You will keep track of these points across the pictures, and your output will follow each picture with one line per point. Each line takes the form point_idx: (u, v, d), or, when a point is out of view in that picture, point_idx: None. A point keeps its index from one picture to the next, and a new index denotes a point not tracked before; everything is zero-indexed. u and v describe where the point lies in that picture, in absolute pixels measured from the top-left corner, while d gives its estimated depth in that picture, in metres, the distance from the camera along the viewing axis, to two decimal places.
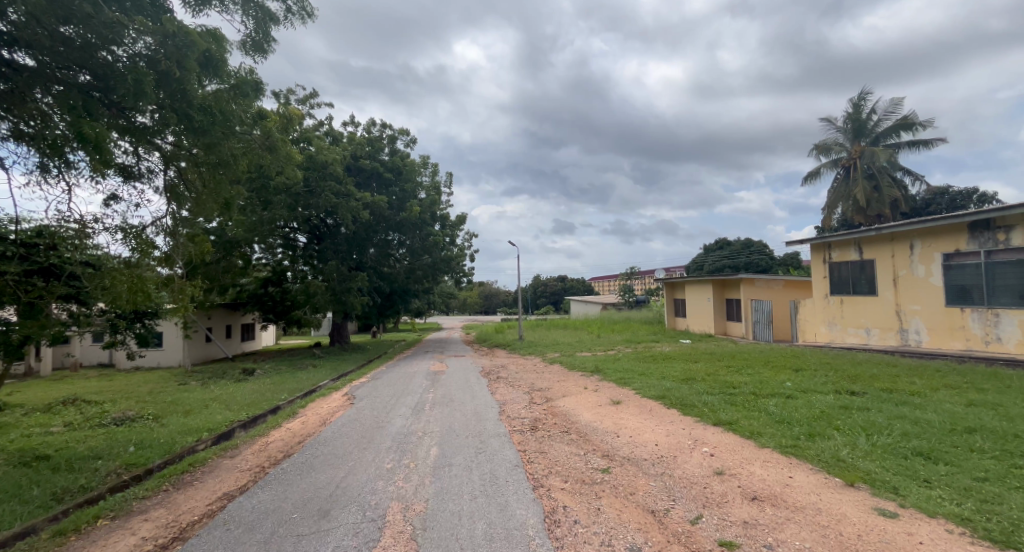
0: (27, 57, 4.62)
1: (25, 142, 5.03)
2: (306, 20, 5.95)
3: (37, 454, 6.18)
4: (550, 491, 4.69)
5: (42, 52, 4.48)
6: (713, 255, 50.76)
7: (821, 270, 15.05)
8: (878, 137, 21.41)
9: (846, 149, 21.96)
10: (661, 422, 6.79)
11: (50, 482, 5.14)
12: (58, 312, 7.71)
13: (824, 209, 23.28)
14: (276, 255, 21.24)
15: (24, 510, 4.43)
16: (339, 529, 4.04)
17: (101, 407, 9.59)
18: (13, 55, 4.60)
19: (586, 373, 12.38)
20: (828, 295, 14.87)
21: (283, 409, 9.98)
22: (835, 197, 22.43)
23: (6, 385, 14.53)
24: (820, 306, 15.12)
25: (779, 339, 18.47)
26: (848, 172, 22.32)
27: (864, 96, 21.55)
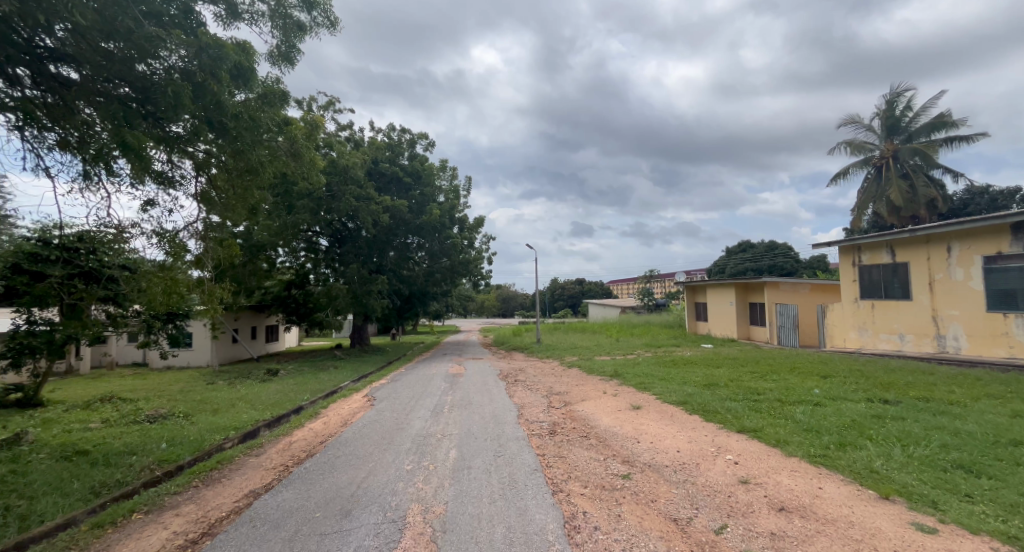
0: (73, 70, 4.85)
1: (70, 151, 5.29)
2: (331, 30, 6.08)
3: (77, 449, 6.46)
4: (570, 496, 4.69)
5: (88, 67, 4.74)
6: (736, 257, 50.00)
7: (850, 272, 14.66)
8: (913, 135, 20.69)
9: (878, 148, 21.27)
10: (683, 428, 6.70)
11: (89, 476, 5.36)
12: (98, 312, 8.07)
13: (852, 210, 22.59)
14: (299, 258, 21.57)
15: (67, 501, 4.63)
16: (360, 529, 4.09)
17: (136, 405, 9.94)
18: (60, 69, 4.91)
19: (605, 377, 12.30)
20: (858, 300, 14.46)
21: (305, 409, 10.18)
22: (865, 197, 21.76)
23: (50, 383, 15.20)
24: (849, 311, 14.71)
25: (806, 345, 18.01)
26: (879, 171, 21.62)
27: (898, 93, 20.85)
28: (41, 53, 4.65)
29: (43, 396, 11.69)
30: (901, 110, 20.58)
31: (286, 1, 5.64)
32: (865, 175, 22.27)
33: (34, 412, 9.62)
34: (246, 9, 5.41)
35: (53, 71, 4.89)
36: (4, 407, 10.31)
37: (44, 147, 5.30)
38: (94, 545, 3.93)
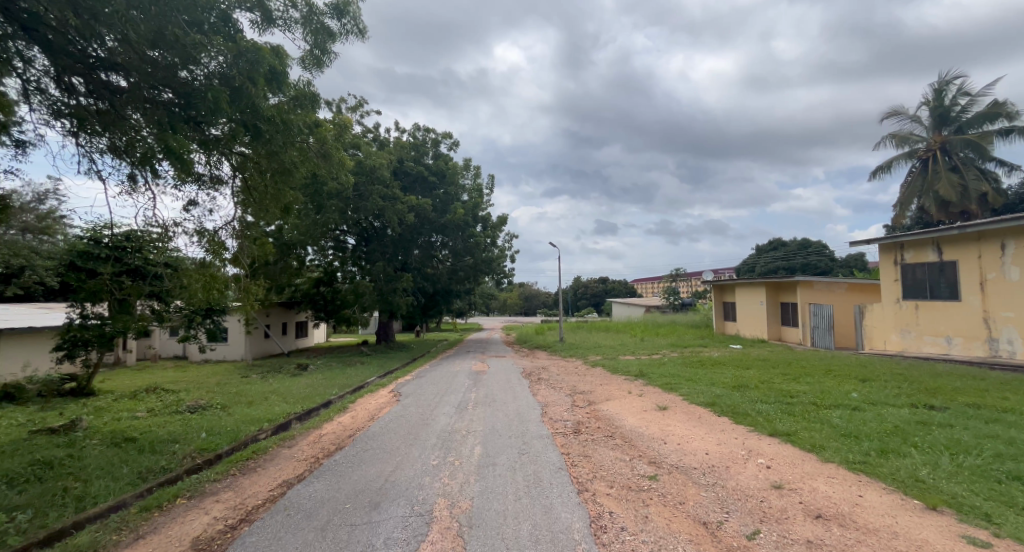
0: (123, 78, 5.13)
1: (120, 155, 5.59)
2: (359, 37, 6.21)
3: (126, 436, 6.81)
4: (596, 496, 4.67)
5: (135, 75, 4.99)
6: (766, 256, 48.74)
7: (891, 272, 14.11)
8: (964, 126, 19.71)
9: (924, 140, 20.36)
10: (711, 430, 6.59)
11: (137, 462, 5.64)
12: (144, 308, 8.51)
13: (895, 206, 21.69)
14: (327, 256, 22.09)
15: (117, 485, 4.90)
16: (389, 521, 4.18)
17: (177, 396, 10.39)
18: (110, 77, 5.22)
19: (629, 377, 12.20)
20: (900, 300, 13.91)
21: (334, 403, 10.43)
22: (909, 192, 20.86)
23: (99, 374, 16.01)
24: (891, 312, 14.17)
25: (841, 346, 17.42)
26: (925, 165, 20.68)
27: (947, 82, 19.90)
28: (92, 62, 4.87)
29: (94, 386, 12.34)
30: (951, 99, 19.64)
31: (317, 8, 5.79)
32: (909, 169, 21.34)
33: (86, 401, 10.15)
34: (280, 16, 5.56)
35: (105, 80, 5.17)
36: (59, 396, 10.92)
37: (96, 152, 5.62)
38: (142, 527, 4.15)
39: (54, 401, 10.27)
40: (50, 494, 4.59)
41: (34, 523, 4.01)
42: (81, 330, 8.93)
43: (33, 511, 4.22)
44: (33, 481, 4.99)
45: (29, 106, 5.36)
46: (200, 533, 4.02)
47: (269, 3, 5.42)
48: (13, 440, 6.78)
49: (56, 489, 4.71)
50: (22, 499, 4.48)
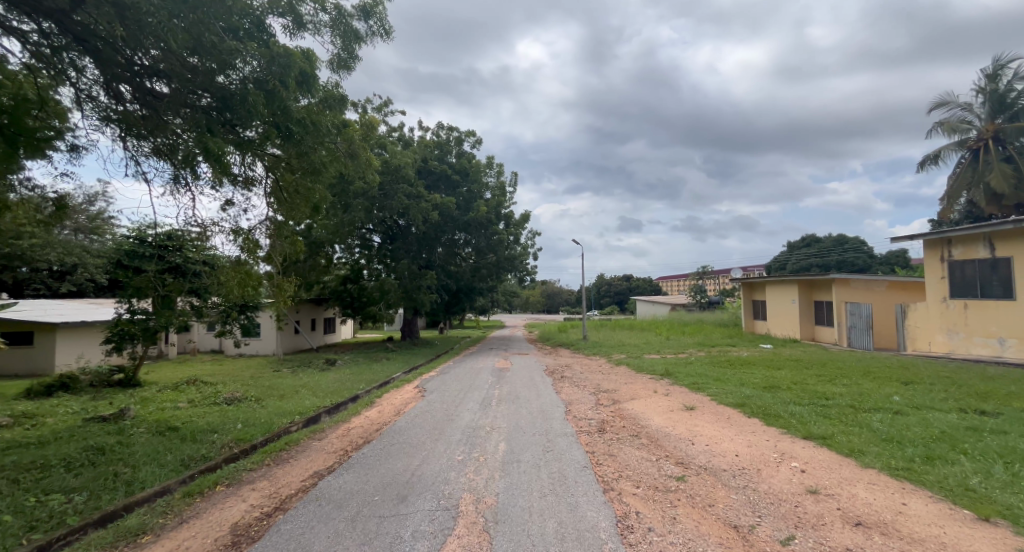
0: (165, 84, 5.39)
1: (164, 158, 5.87)
2: (386, 38, 6.30)
3: (169, 425, 7.11)
4: (622, 496, 4.63)
5: (176, 80, 5.22)
6: (799, 253, 47.30)
7: (938, 269, 13.50)
8: (1021, 112, 18.67)
9: (975, 128, 19.38)
10: (741, 431, 6.44)
11: (179, 450, 5.89)
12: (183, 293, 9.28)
13: (942, 199, 20.69)
14: (354, 254, 22.52)
15: (161, 472, 5.13)
16: (416, 514, 4.25)
17: (214, 388, 10.81)
18: (154, 84, 5.50)
19: (655, 376, 12.04)
20: (947, 299, 13.30)
21: (361, 398, 10.64)
22: (957, 184, 19.88)
23: (144, 366, 16.78)
24: (937, 312, 13.58)
25: (880, 347, 16.76)
26: (975, 155, 19.68)
27: (1002, 66, 18.89)
28: (138, 70, 5.25)
29: (139, 377, 12.95)
30: (1007, 83, 18.62)
31: (345, 10, 5.89)
32: (959, 160, 20.32)
33: (133, 392, 10.64)
34: (310, 20, 5.68)
35: (149, 87, 5.46)
36: (108, 386, 11.48)
37: (141, 155, 5.92)
38: (185, 512, 4.33)
39: (104, 392, 10.80)
40: (103, 478, 4.85)
41: (89, 505, 4.24)
42: (129, 325, 9.43)
43: (87, 493, 4.47)
44: (87, 465, 5.28)
45: (83, 113, 5.70)
46: (238, 519, 4.17)
47: (300, 7, 5.54)
48: (67, 427, 7.18)
49: (108, 474, 4.98)
50: (78, 481, 4.76)
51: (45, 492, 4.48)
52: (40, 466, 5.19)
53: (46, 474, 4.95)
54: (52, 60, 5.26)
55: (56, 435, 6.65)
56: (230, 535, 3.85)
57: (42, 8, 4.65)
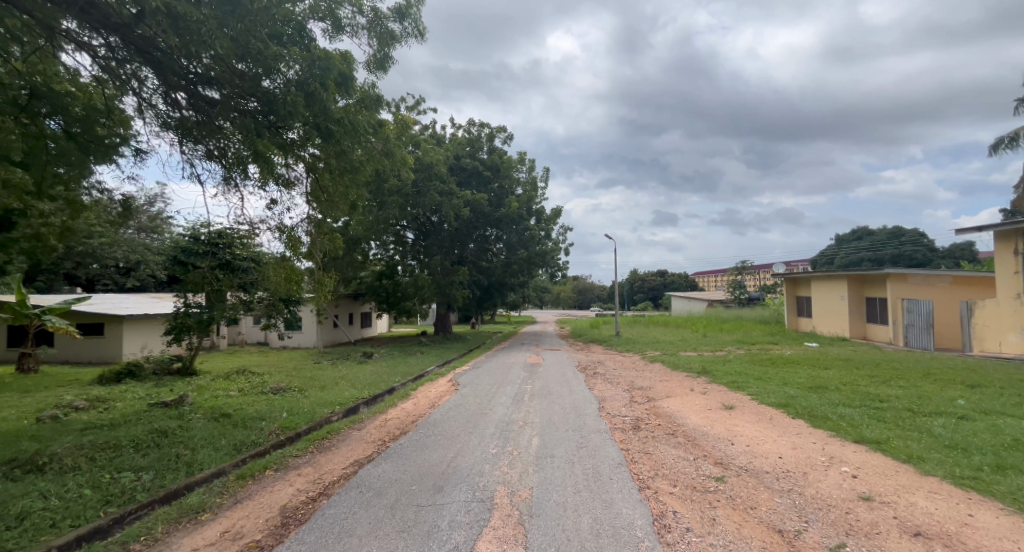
0: (216, 91, 5.64)
1: (216, 160, 6.17)
2: (420, 38, 6.35)
3: (222, 412, 7.49)
4: (658, 494, 4.55)
5: (227, 87, 5.46)
6: (848, 247, 44.95)
7: (1010, 263, 12.53)
8: None
9: None
10: (785, 433, 6.20)
11: (231, 435, 6.19)
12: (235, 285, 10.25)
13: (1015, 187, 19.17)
14: (389, 251, 22.98)
15: (216, 455, 5.40)
16: (453, 505, 4.31)
17: (262, 378, 11.30)
18: (207, 91, 5.76)
19: (691, 374, 11.74)
20: (1022, 295, 12.35)
21: (398, 390, 10.88)
22: None
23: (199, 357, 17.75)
24: (1010, 309, 12.64)
25: (943, 347, 15.78)
26: None
27: None
28: (193, 78, 5.52)
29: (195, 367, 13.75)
30: None
31: (381, 12, 5.97)
32: None
33: (190, 380, 11.26)
34: (348, 23, 5.79)
35: (203, 94, 5.73)
36: (169, 374, 12.20)
37: (196, 158, 6.23)
38: (239, 493, 4.55)
39: (165, 379, 11.50)
40: (167, 459, 5.15)
41: (155, 483, 4.52)
42: (186, 318, 10.39)
43: (153, 472, 4.76)
44: (152, 447, 5.62)
45: (144, 120, 6.05)
46: (286, 503, 4.34)
47: (338, 11, 5.65)
48: (133, 411, 7.66)
49: (170, 455, 5.29)
50: (145, 461, 5.08)
51: (118, 470, 4.80)
52: (112, 446, 5.56)
53: (118, 453, 5.30)
54: (117, 72, 5.60)
55: (124, 418, 7.12)
56: (280, 517, 4.02)
57: (109, 24, 4.99)
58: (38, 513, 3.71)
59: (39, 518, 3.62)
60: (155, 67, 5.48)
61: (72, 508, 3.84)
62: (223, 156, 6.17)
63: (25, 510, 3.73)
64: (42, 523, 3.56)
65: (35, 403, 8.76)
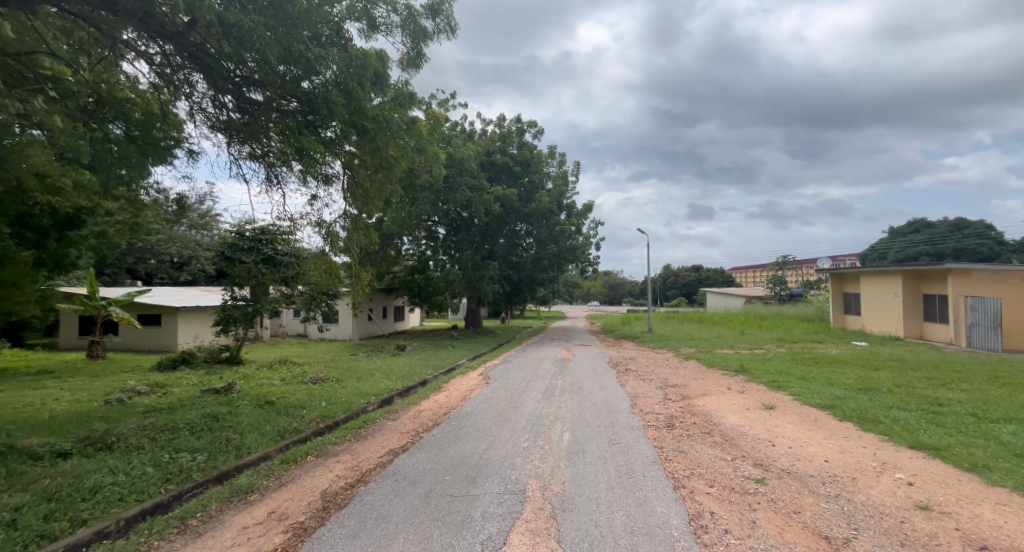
0: (260, 92, 5.83)
1: (260, 159, 6.40)
2: (452, 35, 6.37)
3: (266, 399, 7.80)
4: (694, 494, 4.44)
5: (270, 88, 5.63)
6: (901, 241, 42.45)
7: None
8: None
9: None
10: (831, 436, 5.93)
11: (276, 421, 6.44)
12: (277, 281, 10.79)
13: None
14: (421, 246, 23.29)
15: (261, 440, 5.64)
16: (485, 496, 4.33)
17: (302, 368, 11.74)
18: (251, 93, 5.96)
19: (728, 372, 11.43)
20: None
21: (430, 383, 11.05)
22: None
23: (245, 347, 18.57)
24: None
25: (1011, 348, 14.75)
26: None
27: None
28: (239, 81, 5.72)
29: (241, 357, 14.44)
30: None
31: (414, 9, 6.01)
32: None
33: (237, 369, 11.81)
34: (382, 22, 5.86)
35: (248, 96, 5.93)
36: (217, 363, 12.81)
37: (241, 157, 6.47)
38: (283, 477, 4.72)
39: (214, 367, 12.10)
40: (218, 442, 5.41)
41: (208, 463, 4.75)
42: (232, 310, 10.94)
43: (206, 454, 5.00)
44: (206, 430, 5.92)
45: (194, 123, 6.31)
46: (327, 488, 4.47)
47: (374, 11, 5.74)
48: (187, 396, 8.09)
49: (222, 438, 5.55)
50: (199, 443, 5.35)
51: (176, 450, 5.08)
52: (170, 428, 5.88)
53: (175, 435, 5.60)
54: (171, 78, 5.84)
55: (180, 403, 7.52)
56: (321, 501, 4.15)
57: (164, 32, 5.21)
58: (108, 486, 3.97)
59: (109, 491, 3.87)
60: (205, 73, 5.69)
61: (137, 483, 4.08)
62: (266, 155, 6.38)
63: (97, 483, 3.99)
64: (111, 496, 3.80)
65: (101, 387, 9.38)
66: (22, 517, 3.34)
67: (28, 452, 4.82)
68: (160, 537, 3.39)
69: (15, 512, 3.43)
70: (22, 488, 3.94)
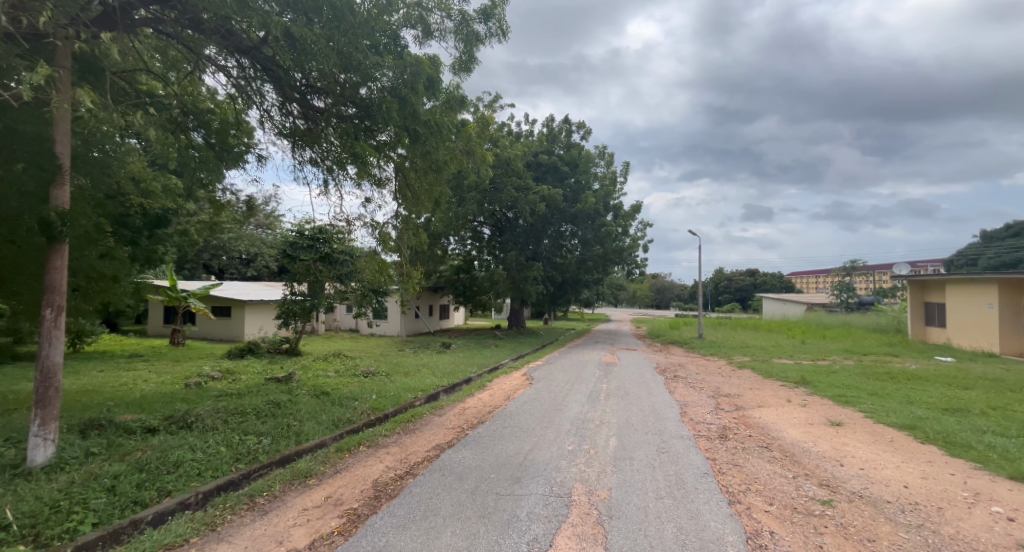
0: (322, 100, 6.10)
1: (320, 163, 6.70)
2: (503, 39, 6.39)
3: (323, 390, 8.16)
4: (751, 511, 4.20)
5: (332, 95, 5.89)
6: (994, 247, 38.25)
7: None
8: None
9: None
10: (910, 459, 5.42)
11: (332, 411, 6.71)
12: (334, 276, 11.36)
13: None
14: (466, 246, 23.64)
15: (318, 427, 5.90)
16: (531, 497, 4.29)
17: (353, 361, 12.20)
18: (314, 100, 6.26)
19: (787, 384, 10.80)
20: None
21: (474, 380, 11.18)
22: None
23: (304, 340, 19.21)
24: None
25: None
26: None
27: None
28: (304, 89, 6.01)
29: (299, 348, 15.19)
30: None
31: (468, 14, 6.07)
32: None
33: (295, 360, 12.49)
34: (437, 28, 5.95)
35: (312, 104, 6.22)
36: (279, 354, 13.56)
37: (303, 161, 6.79)
38: (338, 464, 4.92)
39: (275, 357, 12.84)
40: (281, 427, 5.71)
41: (272, 446, 5.03)
42: (293, 304, 11.49)
43: (270, 438, 5.29)
44: (270, 415, 6.26)
45: (264, 130, 6.68)
46: (379, 477, 4.60)
47: (429, 17, 5.84)
48: (253, 383, 8.62)
49: (284, 424, 5.85)
50: (264, 427, 5.66)
51: (245, 433, 5.39)
52: (240, 411, 6.27)
53: (244, 418, 5.97)
54: (245, 88, 6.20)
55: (247, 389, 8.04)
56: (373, 490, 4.26)
57: (242, 47, 5.57)
58: (188, 462, 4.26)
59: (190, 466, 4.16)
60: (275, 83, 6.00)
61: (212, 461, 4.36)
62: (326, 160, 6.65)
63: (179, 458, 4.30)
64: (191, 471, 4.09)
65: (181, 371, 10.20)
66: (119, 484, 3.65)
67: (121, 426, 5.26)
68: (233, 512, 3.60)
69: (112, 479, 3.75)
70: (118, 458, 4.32)
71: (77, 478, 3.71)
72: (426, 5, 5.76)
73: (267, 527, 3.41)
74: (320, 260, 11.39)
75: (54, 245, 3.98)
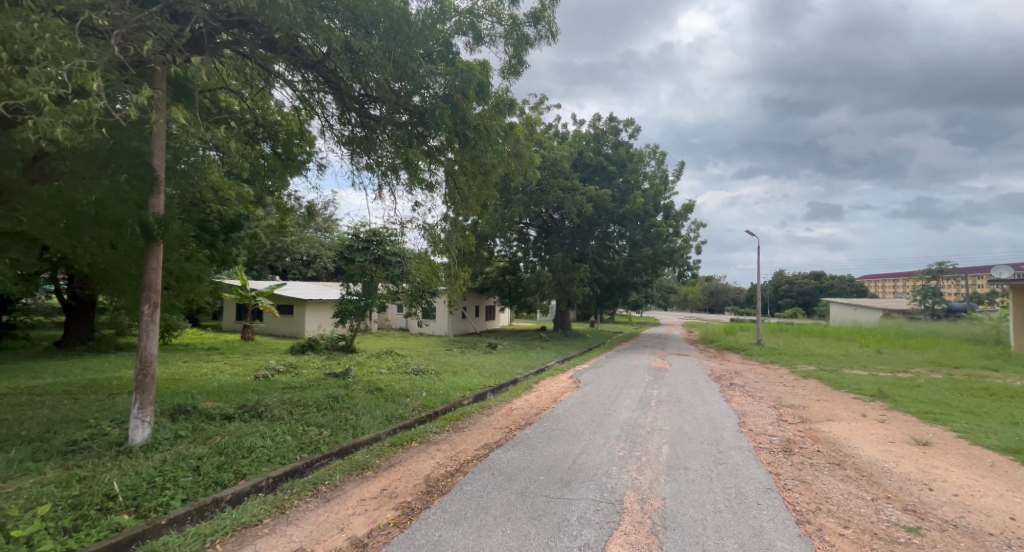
0: (379, 108, 6.28)
1: (374, 169, 6.89)
2: (552, 40, 6.31)
3: (376, 386, 8.41)
4: (823, 533, 3.87)
5: (389, 104, 6.05)
6: None
7: None
8: None
9: None
10: (1014, 488, 4.81)
11: (386, 407, 6.89)
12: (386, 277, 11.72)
13: None
14: (513, 247, 23.72)
15: (371, 422, 6.06)
16: (581, 502, 4.18)
17: (404, 359, 12.53)
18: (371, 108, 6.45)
19: (861, 397, 9.95)
20: None
21: (521, 382, 11.14)
22: None
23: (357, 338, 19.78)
24: None
25: None
26: None
27: None
28: (362, 98, 6.22)
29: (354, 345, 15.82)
30: None
31: (518, 18, 6.05)
32: None
33: (350, 356, 13.00)
34: (487, 33, 5.96)
35: (369, 112, 6.42)
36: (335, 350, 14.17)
37: (359, 166, 7.02)
38: (391, 458, 5.01)
39: (331, 353, 13.43)
40: (339, 420, 5.92)
41: (332, 438, 5.21)
42: (348, 303, 11.97)
43: (330, 430, 5.48)
44: (330, 408, 6.51)
45: (325, 138, 6.97)
46: (430, 473, 4.64)
47: (479, 24, 5.87)
48: (314, 377, 9.03)
49: (342, 417, 6.06)
50: (325, 419, 5.89)
51: (307, 424, 5.63)
52: (303, 403, 6.56)
53: (307, 410, 6.24)
54: (309, 100, 6.48)
55: (308, 382, 8.43)
56: (425, 485, 4.31)
57: (308, 61, 5.84)
58: (260, 448, 4.50)
59: (260, 452, 4.38)
60: (336, 93, 6.24)
61: (280, 448, 4.58)
62: (381, 165, 6.81)
63: (253, 444, 4.56)
64: (262, 457, 4.30)
65: (250, 364, 10.94)
66: (202, 465, 3.89)
67: (203, 412, 5.64)
68: (298, 497, 3.75)
69: (198, 460, 4.01)
70: (202, 441, 4.63)
71: (169, 458, 4.01)
72: (477, 11, 5.81)
73: (328, 514, 3.51)
74: (375, 261, 11.80)
75: (150, 246, 4.30)
